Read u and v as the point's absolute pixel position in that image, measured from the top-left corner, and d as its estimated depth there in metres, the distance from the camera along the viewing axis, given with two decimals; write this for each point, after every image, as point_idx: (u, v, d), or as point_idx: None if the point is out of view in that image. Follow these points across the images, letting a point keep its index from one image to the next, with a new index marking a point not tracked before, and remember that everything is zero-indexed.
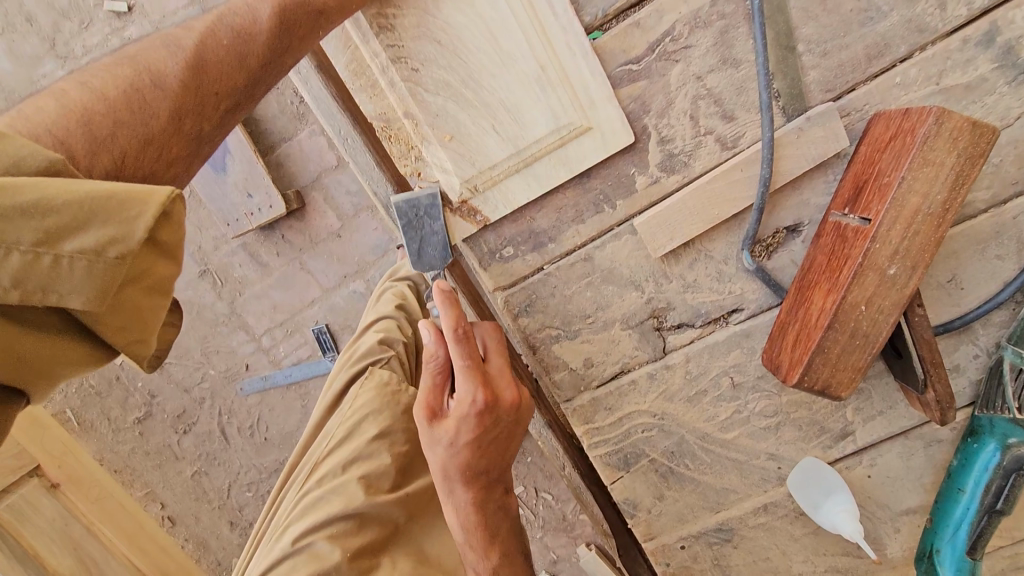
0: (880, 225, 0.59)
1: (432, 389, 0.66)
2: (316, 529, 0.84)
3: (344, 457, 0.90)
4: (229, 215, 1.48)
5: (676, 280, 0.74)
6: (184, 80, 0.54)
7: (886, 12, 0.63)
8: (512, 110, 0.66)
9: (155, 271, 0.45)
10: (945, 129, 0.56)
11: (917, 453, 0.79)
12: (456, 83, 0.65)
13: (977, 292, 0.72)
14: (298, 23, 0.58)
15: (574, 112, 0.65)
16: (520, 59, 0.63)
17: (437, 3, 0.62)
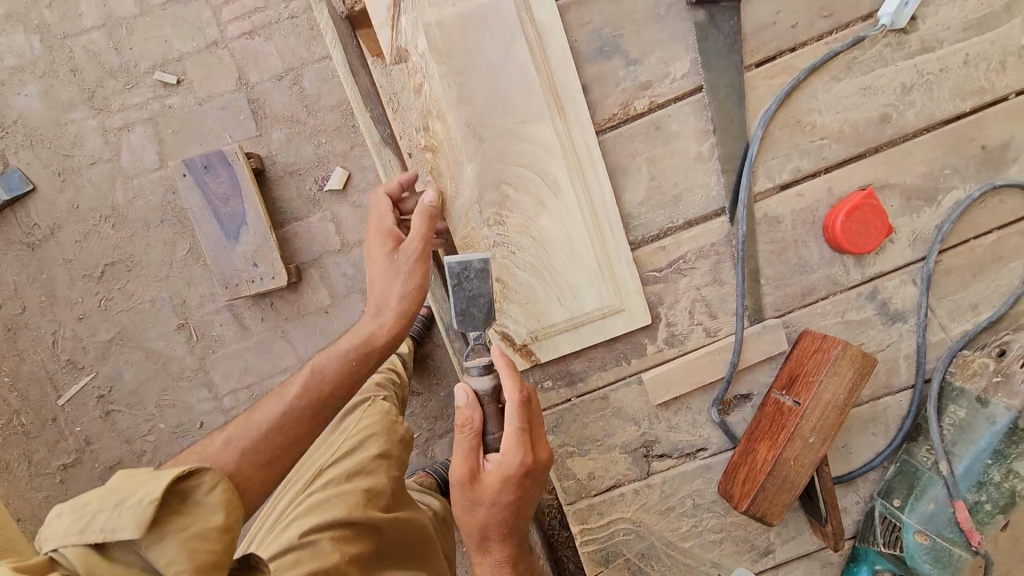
0: (805, 408, 0.90)
1: (469, 451, 0.84)
2: (320, 529, 0.99)
3: (344, 472, 1.08)
4: (234, 279, 2.00)
5: (664, 421, 1.01)
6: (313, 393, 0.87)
7: (815, 268, 0.98)
8: (574, 291, 0.93)
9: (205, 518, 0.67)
10: (847, 355, 0.89)
11: (816, 571, 1.07)
12: (537, 268, 0.92)
13: (861, 456, 1.04)
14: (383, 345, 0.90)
15: (615, 299, 0.94)
16: (586, 259, 0.92)
17: (538, 214, 0.90)
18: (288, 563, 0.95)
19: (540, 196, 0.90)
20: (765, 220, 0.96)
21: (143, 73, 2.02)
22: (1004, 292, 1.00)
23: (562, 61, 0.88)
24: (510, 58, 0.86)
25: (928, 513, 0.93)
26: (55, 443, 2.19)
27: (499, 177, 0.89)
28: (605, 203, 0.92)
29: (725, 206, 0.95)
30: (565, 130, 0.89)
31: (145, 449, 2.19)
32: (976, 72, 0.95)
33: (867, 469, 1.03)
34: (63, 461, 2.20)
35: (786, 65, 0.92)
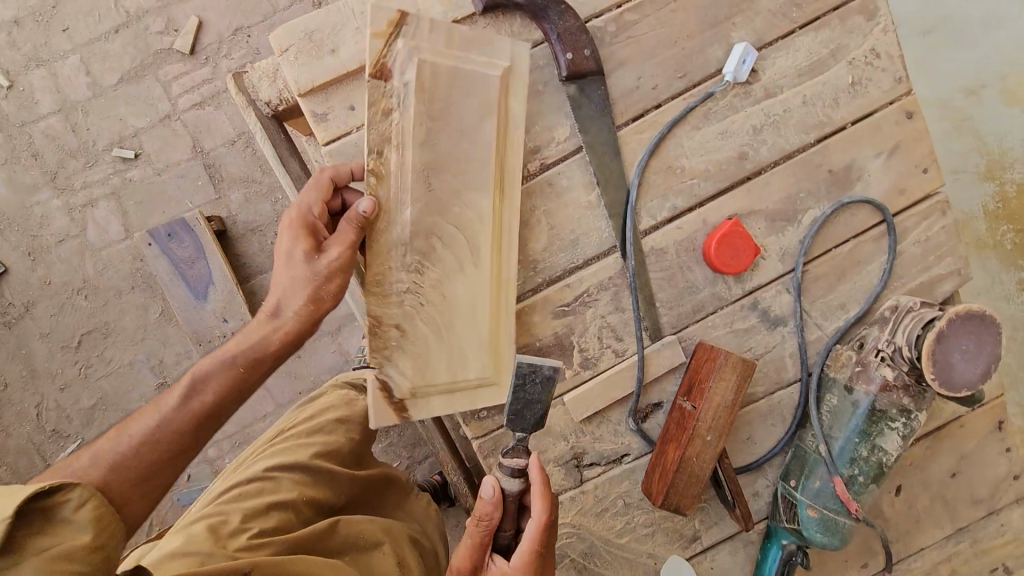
0: (701, 412, 1.05)
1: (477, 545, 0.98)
2: (282, 469, 1.17)
3: (306, 429, 1.24)
4: (203, 335, 2.08)
5: (589, 434, 1.15)
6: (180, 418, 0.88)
7: (702, 288, 1.14)
8: (461, 355, 1.04)
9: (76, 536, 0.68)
10: (729, 362, 1.05)
11: (740, 551, 1.21)
12: (443, 329, 1.04)
13: (764, 445, 1.19)
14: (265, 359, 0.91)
15: (494, 373, 1.06)
16: (478, 330, 1.05)
17: (453, 278, 1.03)
18: (251, 492, 1.15)
19: (463, 262, 1.03)
20: (653, 252, 1.12)
21: (99, 151, 2.12)
22: (866, 290, 1.17)
23: (518, 138, 1.03)
24: (483, 123, 1.00)
25: (816, 490, 1.07)
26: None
27: (430, 231, 1.01)
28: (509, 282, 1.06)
29: (615, 244, 1.11)
30: (497, 210, 1.03)
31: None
32: (815, 109, 1.12)
33: (769, 456, 1.18)
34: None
35: (652, 121, 1.09)
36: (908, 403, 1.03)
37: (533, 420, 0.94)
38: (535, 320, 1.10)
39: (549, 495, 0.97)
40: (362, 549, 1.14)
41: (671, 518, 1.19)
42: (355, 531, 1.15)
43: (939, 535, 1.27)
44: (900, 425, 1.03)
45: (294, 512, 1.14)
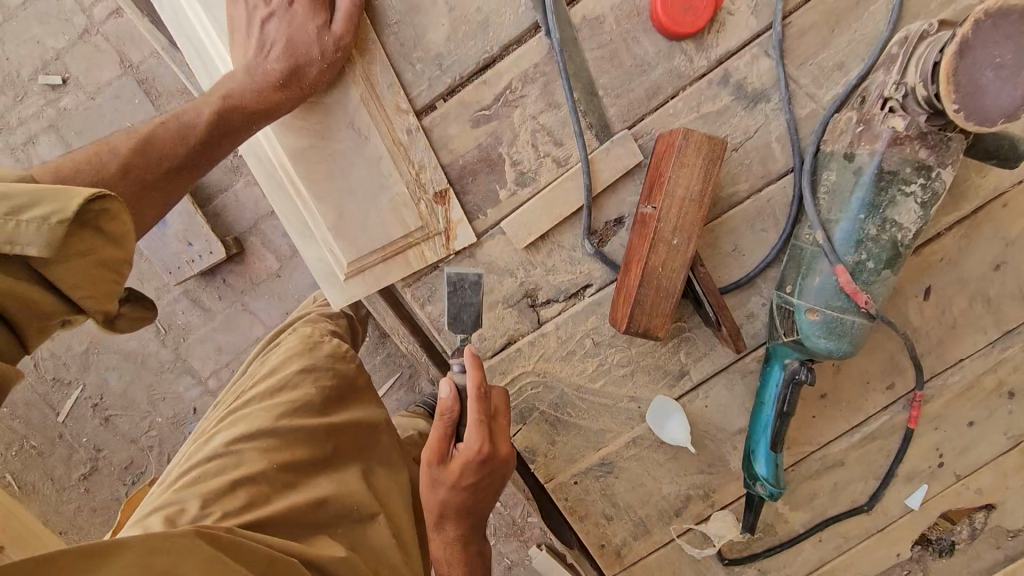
0: (662, 209, 0.85)
1: (440, 436, 0.89)
2: (245, 439, 0.93)
3: (269, 388, 1.00)
4: (171, 265, 1.78)
5: (540, 265, 0.97)
6: (137, 151, 0.83)
7: (654, 65, 0.91)
8: (287, 206, 0.92)
9: (99, 250, 0.65)
10: (691, 142, 0.84)
11: (737, 383, 1.05)
12: (277, 190, 0.91)
13: (755, 256, 0.99)
14: (231, 117, 0.84)
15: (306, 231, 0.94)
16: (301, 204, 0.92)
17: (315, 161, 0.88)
18: (211, 472, 0.90)
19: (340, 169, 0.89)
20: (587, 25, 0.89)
21: (26, 80, 1.62)
22: (869, 40, 0.91)
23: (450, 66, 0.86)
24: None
25: (816, 289, 0.88)
26: (69, 458, 1.96)
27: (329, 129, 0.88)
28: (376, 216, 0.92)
29: (535, 21, 0.88)
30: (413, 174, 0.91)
31: (154, 445, 1.95)
32: None
33: (762, 268, 0.98)
34: (82, 473, 1.95)
35: None
36: (926, 158, 0.81)
37: (472, 324, 0.89)
38: (450, 134, 0.91)
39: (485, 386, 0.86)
40: (356, 520, 0.94)
41: (654, 354, 1.03)
42: (346, 501, 0.94)
43: (979, 341, 1.06)
44: (916, 189, 0.82)
45: (270, 486, 0.90)
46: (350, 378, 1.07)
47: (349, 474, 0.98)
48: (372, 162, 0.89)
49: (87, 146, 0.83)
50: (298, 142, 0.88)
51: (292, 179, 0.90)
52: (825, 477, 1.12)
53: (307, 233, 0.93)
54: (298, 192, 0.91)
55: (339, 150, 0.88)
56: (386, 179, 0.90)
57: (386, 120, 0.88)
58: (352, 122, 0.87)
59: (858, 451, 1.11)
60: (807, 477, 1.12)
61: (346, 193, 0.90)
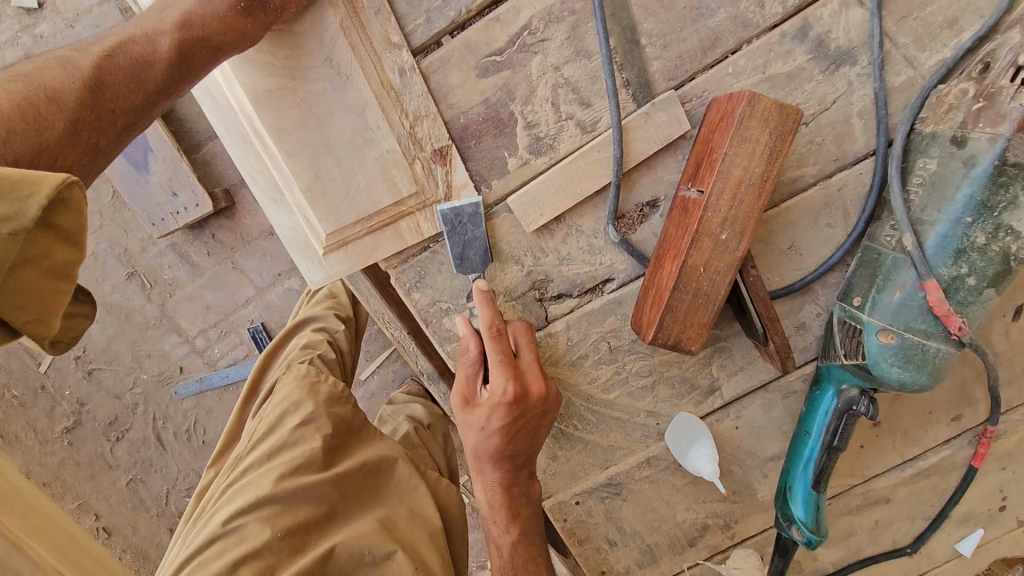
0: (710, 195, 0.67)
1: (466, 378, 0.75)
2: (245, 512, 0.80)
3: (267, 449, 0.87)
4: (154, 214, 1.39)
5: (552, 253, 0.80)
6: (81, 98, 0.58)
7: (714, 9, 0.71)
8: (256, 175, 0.75)
9: (52, 254, 0.45)
10: (757, 110, 0.65)
11: (776, 404, 0.89)
12: (246, 156, 0.74)
13: (813, 256, 0.81)
14: (195, 56, 0.63)
15: (278, 201, 0.76)
16: (270, 169, 0.74)
17: (287, 118, 0.70)
18: (213, 555, 0.77)
19: (318, 125, 0.70)
20: None
21: None
22: None
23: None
24: None
25: (894, 306, 0.71)
26: (51, 410, 1.58)
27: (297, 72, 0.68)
28: (362, 189, 0.74)
29: None
30: (408, 130, 0.73)
31: (139, 405, 1.58)
32: None
33: (826, 270, 0.80)
34: (64, 426, 1.58)
35: None
36: None
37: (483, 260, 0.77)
38: (452, 84, 0.73)
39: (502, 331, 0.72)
40: (372, 564, 0.82)
41: (682, 364, 0.86)
42: (358, 551, 0.82)
43: None
44: None
45: (276, 557, 0.77)
46: (350, 419, 0.94)
47: (365, 520, 0.86)
48: (355, 110, 0.70)
49: (9, 81, 0.56)
50: (260, 79, 0.69)
51: (254, 124, 0.71)
52: (865, 514, 0.97)
53: (278, 200, 0.76)
54: (261, 143, 0.72)
55: (312, 95, 0.69)
56: (371, 133, 0.71)
57: (370, 56, 0.69)
58: (330, 59, 0.68)
59: (908, 489, 0.95)
60: (844, 512, 0.97)
61: (321, 146, 0.71)
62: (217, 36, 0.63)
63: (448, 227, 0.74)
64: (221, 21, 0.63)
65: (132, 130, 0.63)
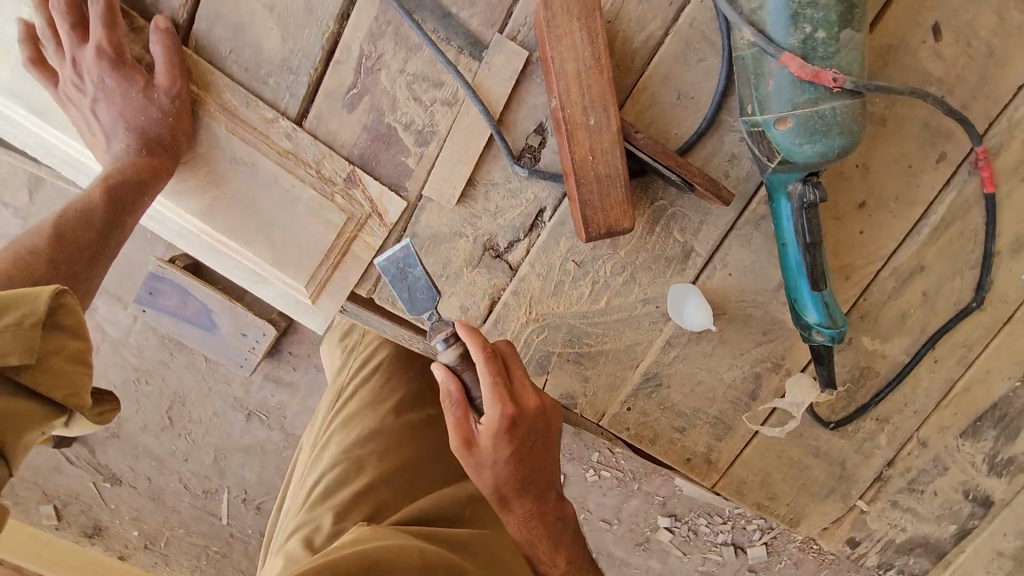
0: (560, 94, 0.75)
1: (461, 422, 0.74)
2: (356, 441, 0.96)
3: (364, 382, 1.05)
4: None
5: (484, 213, 0.90)
6: (51, 247, 0.80)
7: None
8: (236, 268, 0.93)
9: (67, 345, 0.65)
10: (556, 8, 0.73)
11: (753, 235, 0.91)
12: (222, 258, 0.92)
13: (703, 93, 0.85)
14: (124, 194, 0.83)
15: (259, 279, 0.93)
16: (241, 259, 0.91)
17: (230, 216, 0.87)
18: (332, 481, 0.91)
19: (253, 210, 0.87)
20: None
21: None
22: None
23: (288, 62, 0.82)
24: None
25: (774, 93, 0.73)
26: None
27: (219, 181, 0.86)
28: (309, 240, 0.88)
29: None
30: (318, 179, 0.87)
31: None
32: None
33: (720, 98, 0.84)
34: None
35: None
36: None
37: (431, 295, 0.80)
38: (334, 128, 0.86)
39: (491, 358, 0.72)
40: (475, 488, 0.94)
41: (650, 245, 0.92)
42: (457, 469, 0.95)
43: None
44: None
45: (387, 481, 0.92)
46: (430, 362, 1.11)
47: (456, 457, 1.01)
48: (272, 185, 0.86)
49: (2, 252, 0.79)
50: (201, 201, 0.88)
51: (215, 234, 0.90)
52: (908, 291, 0.94)
53: (260, 279, 0.93)
54: (225, 243, 0.90)
55: (238, 191, 0.86)
56: (292, 194, 0.86)
57: (259, 138, 0.85)
58: (234, 157, 0.85)
59: (936, 247, 0.92)
60: (887, 301, 0.95)
61: (265, 224, 0.87)
62: (136, 176, 0.82)
63: (389, 276, 0.80)
64: (135, 165, 0.83)
65: (100, 259, 0.85)
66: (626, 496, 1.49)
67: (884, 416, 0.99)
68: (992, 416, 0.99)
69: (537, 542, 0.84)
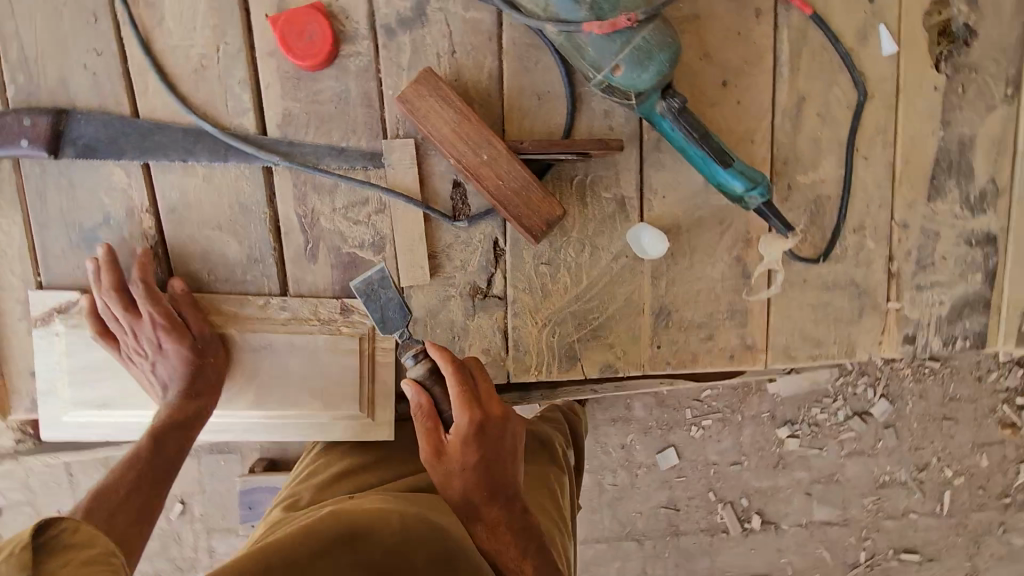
0: (452, 153, 0.93)
1: (430, 431, 0.85)
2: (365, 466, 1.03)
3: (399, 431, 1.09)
4: None
5: (455, 269, 1.04)
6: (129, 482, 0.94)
7: (345, 85, 0.98)
8: (298, 432, 1.05)
9: (85, 556, 0.63)
10: (413, 99, 0.93)
11: (661, 156, 1.03)
12: (282, 429, 1.05)
13: (555, 83, 1.00)
14: (191, 422, 0.99)
15: (319, 429, 1.05)
16: (298, 420, 1.05)
17: (277, 389, 1.03)
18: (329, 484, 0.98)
19: (291, 374, 1.03)
20: (284, 124, 0.99)
21: None
22: None
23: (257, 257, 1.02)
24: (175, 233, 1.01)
25: (597, 53, 0.88)
26: None
27: (255, 370, 1.04)
28: (342, 373, 1.03)
29: (257, 167, 1.00)
30: (324, 325, 1.03)
31: None
32: None
33: (568, 78, 1.00)
34: None
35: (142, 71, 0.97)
36: None
37: (402, 314, 1.03)
38: (311, 278, 1.03)
39: (458, 366, 0.86)
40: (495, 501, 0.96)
41: (590, 212, 1.04)
42: None
43: None
44: None
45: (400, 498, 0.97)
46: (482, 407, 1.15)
47: None
48: (295, 348, 1.03)
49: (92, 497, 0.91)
50: (249, 393, 1.04)
51: (270, 411, 1.05)
52: (807, 120, 1.06)
53: (320, 428, 1.05)
54: (281, 414, 1.05)
55: (274, 367, 1.03)
56: (311, 346, 1.03)
57: (266, 321, 1.02)
58: (257, 345, 1.03)
59: (802, 75, 1.05)
60: (796, 138, 1.06)
61: (305, 380, 1.03)
62: (199, 408, 1.00)
63: (363, 295, 1.01)
64: (197, 399, 1.00)
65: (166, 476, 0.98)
66: (739, 430, 1.58)
67: (860, 222, 1.08)
68: (942, 169, 1.08)
69: (504, 550, 0.83)
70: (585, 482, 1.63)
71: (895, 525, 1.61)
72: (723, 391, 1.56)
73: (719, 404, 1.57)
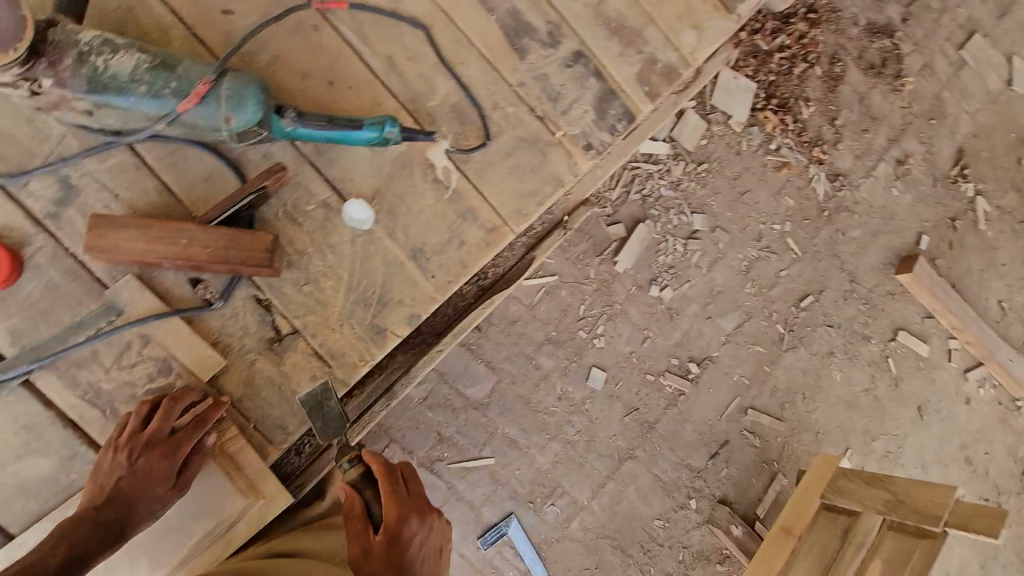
0: (157, 256, 1.05)
1: (362, 529, 1.05)
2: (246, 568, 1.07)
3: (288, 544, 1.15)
4: None
5: (241, 339, 1.15)
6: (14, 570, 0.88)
7: (44, 276, 1.08)
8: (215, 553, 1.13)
9: None
10: (96, 243, 1.04)
11: (326, 154, 1.23)
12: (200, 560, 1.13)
13: (207, 162, 1.17)
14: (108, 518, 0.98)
15: (227, 538, 1.13)
16: (205, 546, 1.11)
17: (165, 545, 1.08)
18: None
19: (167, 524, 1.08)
20: (17, 339, 1.06)
21: None
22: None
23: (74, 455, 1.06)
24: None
25: (206, 118, 1.07)
26: None
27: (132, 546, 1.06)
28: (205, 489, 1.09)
29: (17, 384, 1.06)
30: None
31: None
32: None
33: (213, 150, 1.17)
34: None
35: None
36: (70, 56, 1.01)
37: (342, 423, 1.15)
38: None
39: (392, 471, 1.10)
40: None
41: (309, 226, 1.21)
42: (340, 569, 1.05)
43: None
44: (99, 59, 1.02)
45: None
46: None
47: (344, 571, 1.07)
48: None
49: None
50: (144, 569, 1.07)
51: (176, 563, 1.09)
52: (404, 67, 1.33)
53: (227, 537, 1.12)
54: (188, 555, 1.10)
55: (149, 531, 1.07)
56: None
57: None
58: None
59: (377, 43, 1.32)
60: (407, 82, 1.33)
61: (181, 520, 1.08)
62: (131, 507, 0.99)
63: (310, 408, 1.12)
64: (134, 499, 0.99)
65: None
66: (625, 313, 2.11)
67: (494, 102, 1.37)
68: (513, 36, 1.40)
69: None
70: (559, 449, 2.11)
71: (777, 288, 2.13)
72: (593, 299, 2.09)
73: (598, 309, 2.10)
